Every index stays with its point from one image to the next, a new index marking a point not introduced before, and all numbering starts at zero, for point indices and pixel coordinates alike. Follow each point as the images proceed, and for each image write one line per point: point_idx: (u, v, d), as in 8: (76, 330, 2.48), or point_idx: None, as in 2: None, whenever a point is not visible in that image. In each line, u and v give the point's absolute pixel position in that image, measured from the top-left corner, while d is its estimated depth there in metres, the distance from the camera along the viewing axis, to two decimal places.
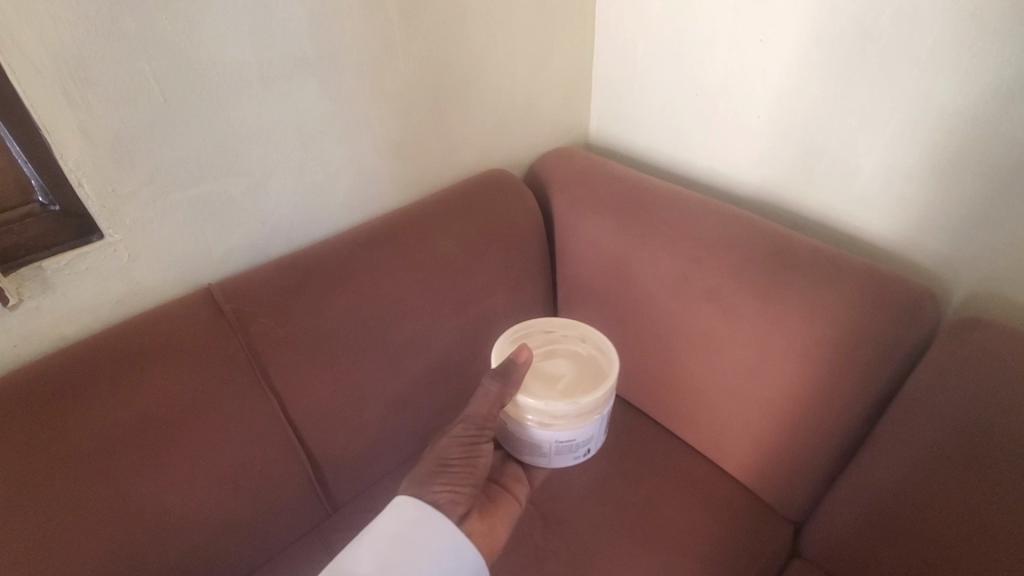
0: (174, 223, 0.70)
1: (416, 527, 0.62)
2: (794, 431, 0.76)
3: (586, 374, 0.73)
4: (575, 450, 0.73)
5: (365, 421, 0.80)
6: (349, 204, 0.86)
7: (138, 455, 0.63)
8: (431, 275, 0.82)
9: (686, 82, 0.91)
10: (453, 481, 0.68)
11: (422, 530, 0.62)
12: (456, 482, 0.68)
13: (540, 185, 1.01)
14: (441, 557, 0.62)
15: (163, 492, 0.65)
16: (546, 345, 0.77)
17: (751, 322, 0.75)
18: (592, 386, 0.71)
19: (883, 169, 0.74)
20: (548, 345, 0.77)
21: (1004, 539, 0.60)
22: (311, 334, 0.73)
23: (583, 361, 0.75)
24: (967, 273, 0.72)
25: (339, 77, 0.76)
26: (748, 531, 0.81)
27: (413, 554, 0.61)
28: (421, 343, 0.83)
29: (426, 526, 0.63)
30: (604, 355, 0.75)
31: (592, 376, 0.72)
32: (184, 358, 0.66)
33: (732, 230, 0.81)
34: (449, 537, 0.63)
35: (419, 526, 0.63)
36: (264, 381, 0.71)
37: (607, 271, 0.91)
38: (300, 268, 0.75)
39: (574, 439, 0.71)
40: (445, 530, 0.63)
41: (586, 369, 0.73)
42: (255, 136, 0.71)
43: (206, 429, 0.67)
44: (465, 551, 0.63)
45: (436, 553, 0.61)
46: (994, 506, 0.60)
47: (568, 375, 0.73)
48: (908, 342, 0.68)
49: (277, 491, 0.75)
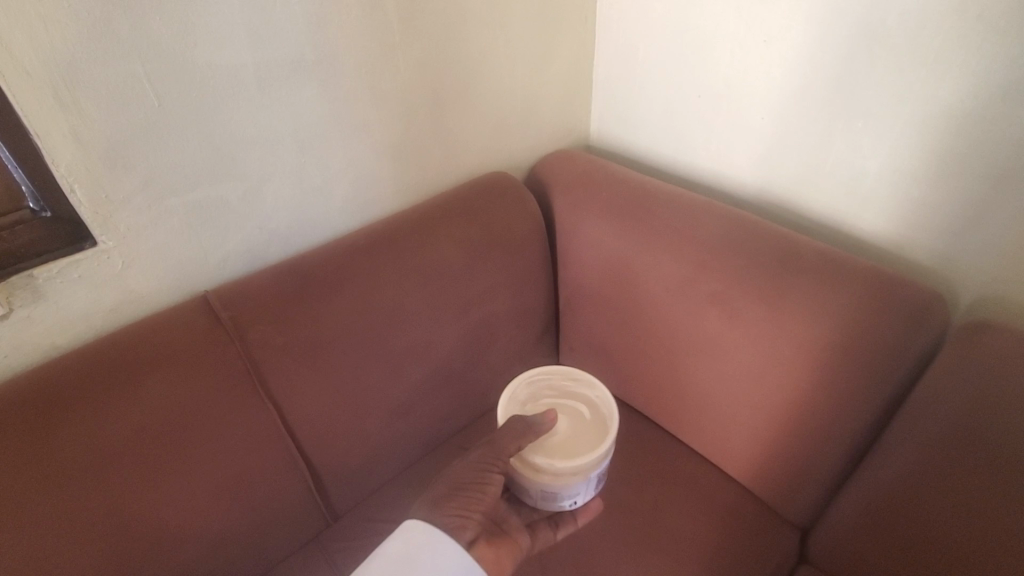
0: (168, 230, 0.68)
1: (426, 551, 0.60)
2: (801, 436, 0.75)
3: (583, 435, 0.69)
4: (562, 501, 0.69)
5: (365, 430, 0.79)
6: (348, 208, 0.84)
7: (133, 469, 0.61)
8: (432, 280, 0.81)
9: (688, 84, 0.90)
10: (464, 505, 0.64)
11: (432, 555, 0.60)
12: (468, 506, 0.64)
13: (541, 188, 1.00)
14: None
15: (158, 506, 0.63)
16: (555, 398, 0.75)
17: (758, 326, 0.74)
18: (589, 445, 0.68)
19: (889, 171, 0.73)
20: (558, 399, 0.75)
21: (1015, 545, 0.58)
22: (311, 342, 0.72)
23: (588, 428, 0.71)
24: (975, 277, 0.71)
25: (338, 80, 0.74)
26: (754, 539, 0.79)
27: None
28: (422, 350, 0.82)
29: (437, 551, 0.60)
30: (607, 422, 0.70)
31: (594, 434, 0.70)
32: (179, 368, 0.65)
33: (736, 233, 0.80)
34: (459, 564, 0.60)
35: (428, 548, 0.60)
36: (261, 390, 0.69)
37: (611, 275, 0.90)
38: (299, 274, 0.73)
39: (560, 492, 0.67)
40: (456, 556, 0.60)
41: (584, 425, 0.71)
42: (252, 140, 0.70)
43: (202, 441, 0.66)
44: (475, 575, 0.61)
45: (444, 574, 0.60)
46: (1005, 510, 0.59)
47: (564, 435, 0.70)
48: (918, 346, 0.67)
49: (276, 502, 0.73)
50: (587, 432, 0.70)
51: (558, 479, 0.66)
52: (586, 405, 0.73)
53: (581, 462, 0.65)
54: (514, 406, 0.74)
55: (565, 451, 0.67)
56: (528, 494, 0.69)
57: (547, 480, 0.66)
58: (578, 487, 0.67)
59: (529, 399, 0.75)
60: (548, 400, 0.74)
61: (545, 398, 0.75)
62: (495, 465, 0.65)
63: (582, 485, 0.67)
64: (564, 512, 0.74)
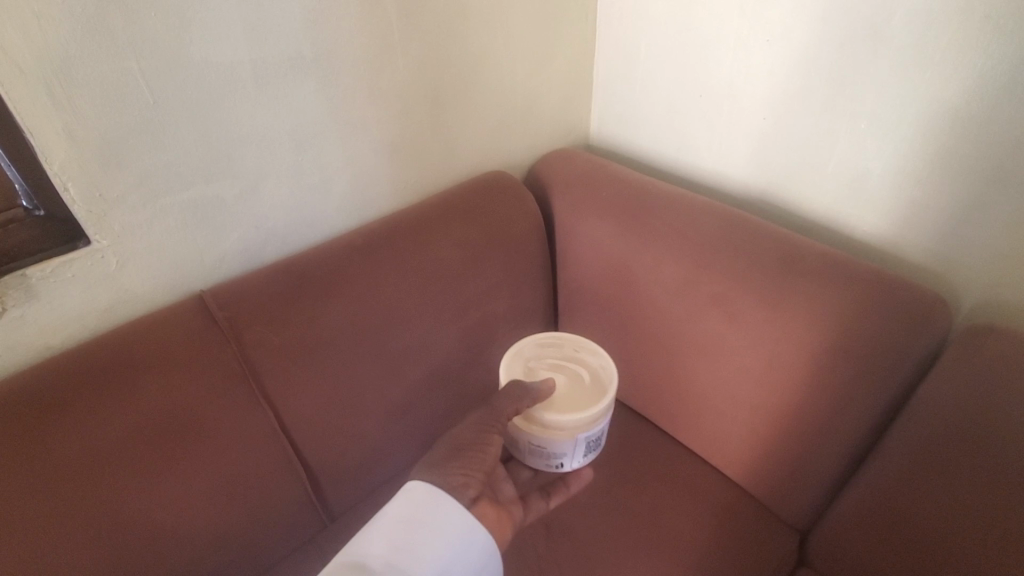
0: (164, 229, 0.67)
1: (426, 510, 0.61)
2: (801, 438, 0.74)
3: (580, 397, 0.72)
4: (549, 458, 0.72)
5: (363, 430, 0.78)
6: (346, 206, 0.84)
7: (128, 470, 0.61)
8: (430, 279, 0.80)
9: (690, 83, 0.90)
10: (467, 464, 0.65)
11: (434, 512, 0.61)
12: (470, 465, 0.65)
13: (541, 187, 0.99)
14: (454, 538, 0.60)
15: (152, 507, 0.62)
16: (558, 359, 0.77)
17: (759, 328, 0.74)
18: (583, 405, 0.70)
19: (892, 172, 0.73)
20: (560, 362, 0.77)
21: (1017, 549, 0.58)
22: (308, 342, 0.71)
23: (587, 391, 0.73)
24: (978, 280, 0.71)
25: (336, 78, 0.73)
26: (753, 541, 0.79)
27: (424, 534, 0.59)
28: (421, 350, 0.81)
29: (438, 509, 0.61)
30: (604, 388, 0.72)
31: (591, 396, 0.72)
32: (174, 369, 0.64)
33: (737, 234, 0.79)
34: (462, 520, 0.61)
35: (429, 509, 0.61)
36: (257, 391, 0.69)
37: (611, 275, 0.89)
38: (296, 274, 0.72)
39: (552, 449, 0.70)
40: (457, 511, 0.61)
41: (583, 389, 0.73)
42: (249, 138, 0.69)
43: (198, 442, 0.65)
44: (477, 533, 0.62)
45: (448, 535, 0.60)
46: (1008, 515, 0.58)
47: (563, 394, 0.72)
48: (920, 349, 0.66)
49: (272, 503, 0.72)
50: (583, 393, 0.72)
51: (548, 434, 0.69)
52: (587, 369, 0.75)
53: (571, 420, 0.68)
54: (520, 362, 0.76)
55: (563, 409, 0.70)
56: (521, 446, 0.73)
57: (541, 434, 0.69)
58: (567, 445, 0.69)
59: (535, 356, 0.77)
60: (551, 361, 0.76)
61: (549, 358, 0.77)
62: (496, 426, 0.66)
63: (572, 445, 0.69)
64: (555, 482, 0.77)
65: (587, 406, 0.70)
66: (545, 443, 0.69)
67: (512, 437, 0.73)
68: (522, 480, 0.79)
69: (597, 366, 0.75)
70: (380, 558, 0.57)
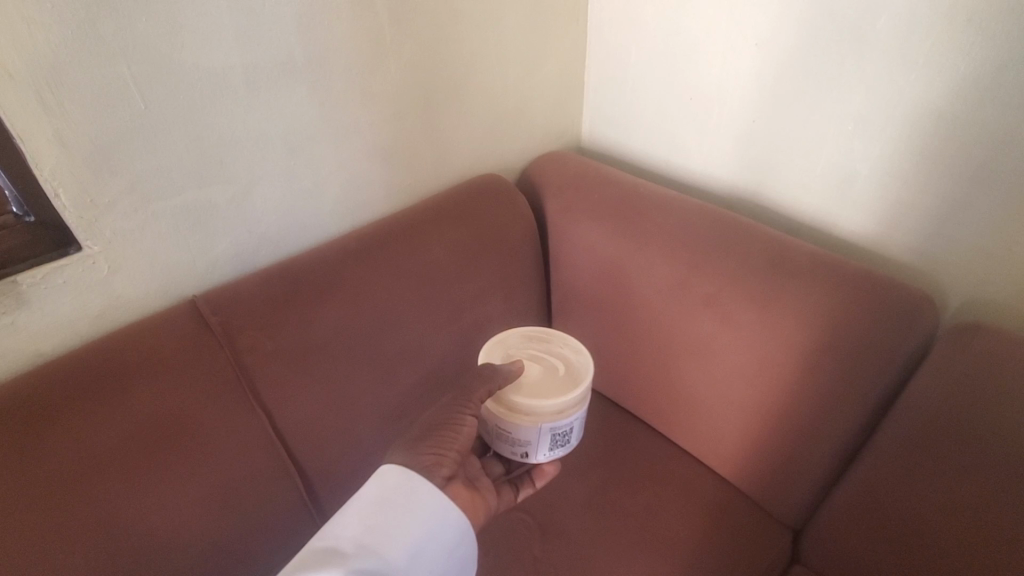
0: (156, 234, 0.67)
1: (399, 492, 0.61)
2: (792, 437, 0.75)
3: (552, 386, 0.68)
4: (515, 448, 0.68)
5: (357, 435, 0.78)
6: (338, 211, 0.84)
7: (120, 478, 0.60)
8: (423, 283, 0.81)
9: (680, 85, 0.90)
10: (440, 444, 0.65)
11: (406, 495, 0.61)
12: (443, 445, 0.65)
13: (533, 191, 1.00)
14: (427, 518, 0.61)
15: (145, 516, 0.61)
16: (540, 352, 0.74)
17: (750, 329, 0.75)
18: (552, 393, 0.67)
19: (879, 173, 0.74)
20: (541, 354, 0.74)
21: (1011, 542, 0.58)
22: (302, 347, 0.71)
23: (559, 382, 0.69)
24: (964, 279, 0.72)
25: (329, 82, 0.74)
26: (747, 540, 0.79)
27: (396, 517, 0.60)
28: (414, 354, 0.81)
29: (413, 492, 0.61)
30: (578, 380, 0.68)
31: (563, 385, 0.68)
32: (166, 374, 0.64)
33: (729, 236, 0.80)
34: (436, 503, 0.62)
35: (402, 491, 0.61)
36: (251, 396, 0.68)
37: (604, 277, 0.90)
38: (289, 278, 0.72)
39: (516, 434, 0.66)
40: (429, 493, 0.62)
41: (556, 379, 0.69)
42: (241, 143, 0.69)
43: (192, 449, 0.64)
44: (452, 514, 0.62)
45: (421, 516, 0.60)
46: (1002, 509, 0.58)
47: (536, 382, 0.69)
48: (908, 348, 0.67)
49: (268, 513, 0.71)
50: (555, 383, 0.69)
51: (511, 417, 0.65)
52: (566, 361, 0.72)
53: (536, 405, 0.65)
54: (500, 352, 0.74)
55: (533, 395, 0.67)
56: (490, 432, 0.70)
57: (505, 416, 0.66)
58: (531, 433, 0.66)
59: (517, 347, 0.75)
60: (532, 353, 0.74)
61: (531, 350, 0.74)
62: (468, 407, 0.65)
63: (536, 435, 0.66)
64: (523, 475, 0.76)
65: (555, 394, 0.66)
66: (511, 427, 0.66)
67: (482, 421, 0.70)
68: (493, 475, 0.76)
69: (577, 360, 0.72)
70: (352, 540, 0.58)
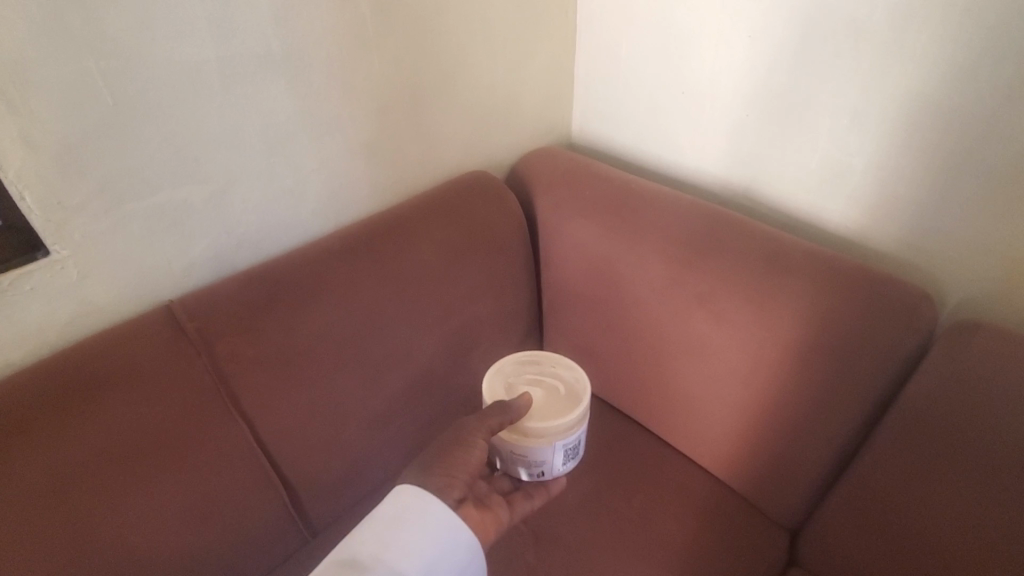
0: (129, 237, 0.64)
1: (415, 509, 0.60)
2: (789, 436, 0.73)
3: (557, 407, 0.72)
4: (530, 468, 0.72)
5: (344, 441, 0.76)
6: (322, 209, 0.81)
7: (94, 491, 0.58)
8: (409, 284, 0.78)
9: (672, 79, 0.88)
10: (450, 466, 0.64)
11: (422, 513, 0.59)
12: (453, 467, 0.64)
13: (522, 187, 0.97)
14: (443, 537, 0.59)
15: (121, 531, 0.59)
16: (535, 374, 0.77)
17: (745, 327, 0.73)
18: (559, 413, 0.71)
19: (876, 168, 0.72)
20: (537, 376, 0.77)
21: (1017, 546, 0.56)
22: (284, 351, 0.69)
23: (563, 401, 0.73)
24: (961, 275, 0.71)
25: (310, 77, 0.71)
26: (743, 542, 0.78)
27: (412, 534, 0.58)
28: (401, 356, 0.79)
29: (428, 510, 0.60)
30: (579, 398, 0.73)
31: (566, 404, 0.73)
32: (142, 384, 0.61)
33: (722, 233, 0.78)
34: (450, 520, 0.60)
35: (418, 509, 0.60)
36: (231, 404, 0.66)
37: (596, 275, 0.88)
38: (269, 281, 0.70)
39: (531, 458, 0.70)
40: (444, 512, 0.60)
41: (558, 399, 0.73)
42: (218, 141, 0.67)
43: (170, 460, 0.62)
44: (463, 537, 0.60)
45: (437, 533, 0.59)
46: (1006, 513, 0.57)
47: (541, 405, 0.72)
48: (907, 345, 0.66)
49: (250, 521, 0.69)
50: (558, 403, 0.73)
51: (525, 442, 0.69)
52: (562, 381, 0.76)
53: (548, 427, 0.69)
54: (499, 379, 0.76)
55: (541, 417, 0.71)
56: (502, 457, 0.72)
57: (519, 442, 0.69)
58: (545, 453, 0.70)
59: (513, 373, 0.78)
60: (530, 376, 0.77)
61: (527, 374, 0.77)
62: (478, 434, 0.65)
63: (550, 453, 0.70)
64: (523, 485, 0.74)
65: (564, 415, 0.70)
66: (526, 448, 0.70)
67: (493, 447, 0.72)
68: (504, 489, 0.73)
69: (572, 379, 0.76)
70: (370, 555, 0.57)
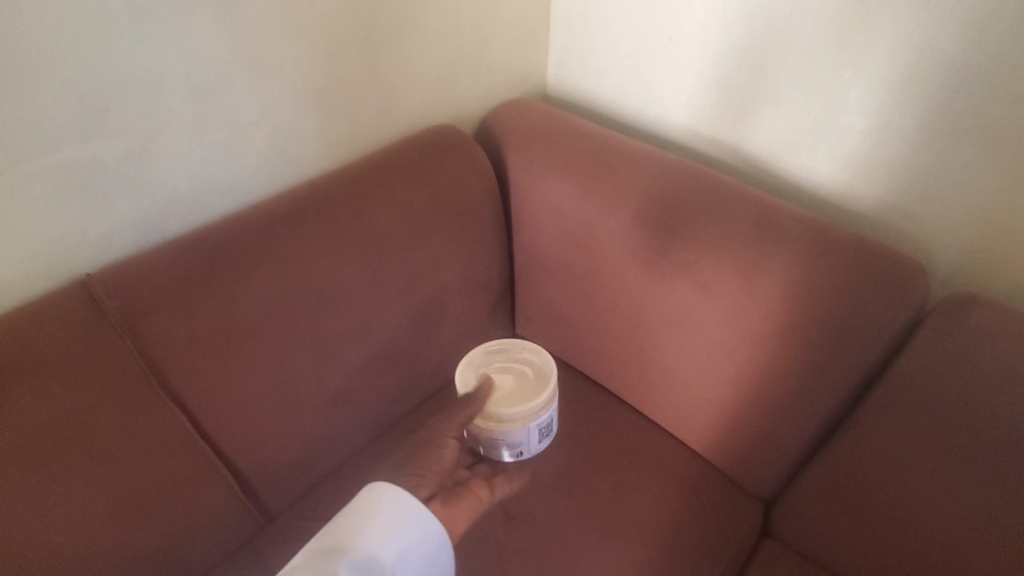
0: (30, 200, 0.55)
1: (386, 501, 0.60)
2: (770, 412, 0.71)
3: (528, 390, 0.72)
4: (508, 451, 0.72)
5: (300, 424, 0.70)
6: (266, 168, 0.72)
7: (7, 490, 0.51)
8: (368, 252, 0.71)
9: (658, 25, 0.80)
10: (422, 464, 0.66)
11: (393, 505, 0.60)
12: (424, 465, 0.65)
13: (492, 144, 0.89)
14: (412, 528, 0.59)
15: (43, 534, 0.53)
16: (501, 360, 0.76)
17: (730, 299, 0.69)
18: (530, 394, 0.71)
19: (874, 129, 0.67)
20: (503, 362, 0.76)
21: (1003, 526, 0.55)
22: (227, 329, 0.61)
23: (534, 385, 0.73)
24: (956, 245, 0.67)
25: (245, 11, 0.61)
26: (719, 515, 0.76)
27: (382, 524, 0.59)
28: (361, 331, 0.72)
29: (398, 503, 0.60)
30: (548, 378, 0.73)
31: (536, 386, 0.72)
32: (57, 370, 0.54)
33: (709, 198, 0.72)
34: (419, 511, 0.60)
35: (389, 501, 0.60)
36: (166, 391, 0.59)
37: (572, 241, 0.81)
38: (204, 250, 0.62)
39: (507, 442, 0.70)
40: (415, 503, 0.61)
41: (529, 382, 0.73)
42: (135, 87, 0.57)
43: (97, 455, 0.56)
44: (433, 529, 0.60)
45: (407, 525, 0.59)
46: (995, 492, 0.55)
47: (512, 390, 0.72)
48: (899, 319, 0.62)
49: (195, 512, 0.64)
50: (529, 384, 0.73)
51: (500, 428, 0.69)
52: (532, 365, 0.75)
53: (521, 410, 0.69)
54: (466, 369, 0.75)
55: (514, 401, 0.70)
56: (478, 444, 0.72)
57: (494, 427, 0.69)
58: (519, 436, 0.70)
59: (481, 362, 0.76)
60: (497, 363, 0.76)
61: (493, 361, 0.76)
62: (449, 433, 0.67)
63: (525, 434, 0.70)
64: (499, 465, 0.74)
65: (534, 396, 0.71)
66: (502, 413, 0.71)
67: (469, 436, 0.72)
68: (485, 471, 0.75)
69: (539, 359, 0.75)
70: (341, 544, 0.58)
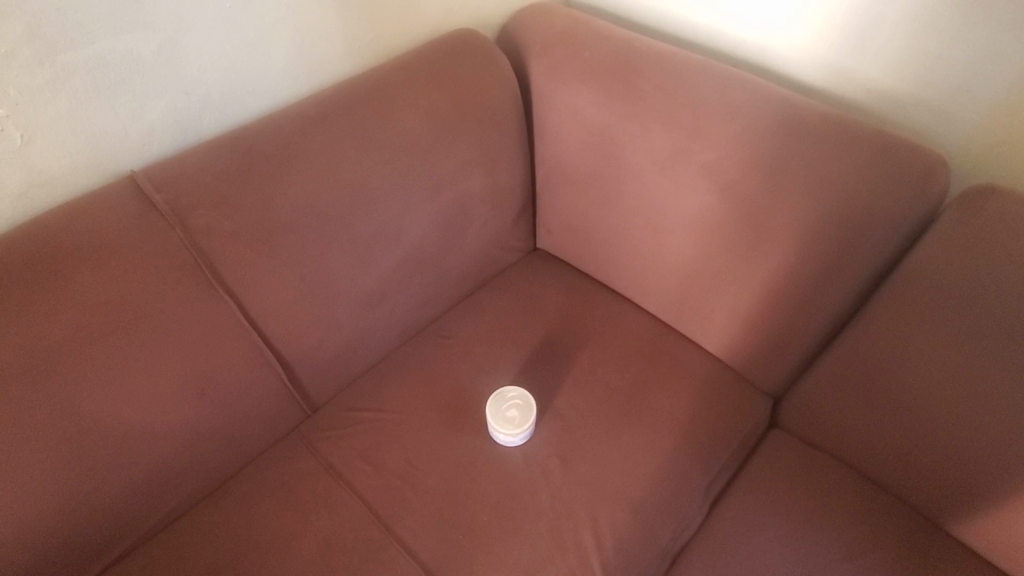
0: (72, 94, 0.57)
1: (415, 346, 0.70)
2: (783, 309, 0.74)
3: (518, 412, 0.76)
4: (507, 410, 0.77)
5: (338, 321, 0.74)
6: (292, 71, 0.72)
7: (81, 366, 0.57)
8: (396, 156, 0.72)
9: None
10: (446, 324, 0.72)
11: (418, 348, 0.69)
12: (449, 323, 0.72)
13: (514, 50, 0.88)
14: None
15: (114, 407, 0.59)
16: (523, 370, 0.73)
17: (752, 199, 0.70)
18: (518, 413, 0.76)
19: (906, 19, 0.66)
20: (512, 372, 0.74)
21: (1000, 403, 0.59)
22: (266, 227, 0.64)
23: (520, 408, 0.77)
24: (981, 137, 0.68)
25: None
26: (730, 409, 0.81)
27: None
28: (391, 234, 0.74)
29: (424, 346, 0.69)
30: (523, 404, 0.77)
31: (521, 411, 0.76)
32: (115, 260, 0.58)
33: (734, 97, 0.72)
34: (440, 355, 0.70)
35: None
36: (214, 284, 0.63)
37: (594, 148, 0.82)
38: (242, 150, 0.64)
39: (502, 421, 0.76)
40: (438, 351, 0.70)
41: (517, 411, 0.76)
42: None
43: (154, 338, 0.60)
44: None
45: None
46: (994, 372, 0.59)
47: (510, 416, 0.76)
48: (916, 213, 0.64)
49: (248, 396, 0.70)
50: (517, 411, 0.76)
51: (503, 429, 0.75)
52: (510, 398, 0.78)
53: (518, 429, 0.75)
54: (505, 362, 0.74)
55: (512, 423, 0.75)
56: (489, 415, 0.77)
57: (496, 425, 0.75)
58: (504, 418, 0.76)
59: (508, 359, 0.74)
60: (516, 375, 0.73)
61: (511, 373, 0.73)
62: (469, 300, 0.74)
63: (509, 415, 0.76)
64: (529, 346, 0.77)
65: (521, 419, 0.76)
66: (520, 413, 0.76)
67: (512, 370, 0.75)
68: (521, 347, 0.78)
69: (513, 394, 0.78)
70: None
